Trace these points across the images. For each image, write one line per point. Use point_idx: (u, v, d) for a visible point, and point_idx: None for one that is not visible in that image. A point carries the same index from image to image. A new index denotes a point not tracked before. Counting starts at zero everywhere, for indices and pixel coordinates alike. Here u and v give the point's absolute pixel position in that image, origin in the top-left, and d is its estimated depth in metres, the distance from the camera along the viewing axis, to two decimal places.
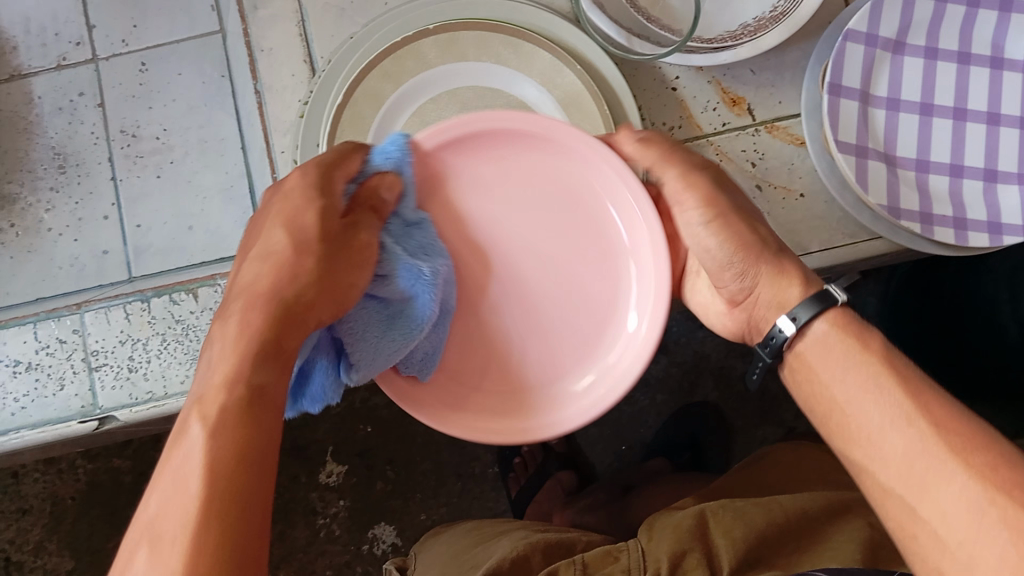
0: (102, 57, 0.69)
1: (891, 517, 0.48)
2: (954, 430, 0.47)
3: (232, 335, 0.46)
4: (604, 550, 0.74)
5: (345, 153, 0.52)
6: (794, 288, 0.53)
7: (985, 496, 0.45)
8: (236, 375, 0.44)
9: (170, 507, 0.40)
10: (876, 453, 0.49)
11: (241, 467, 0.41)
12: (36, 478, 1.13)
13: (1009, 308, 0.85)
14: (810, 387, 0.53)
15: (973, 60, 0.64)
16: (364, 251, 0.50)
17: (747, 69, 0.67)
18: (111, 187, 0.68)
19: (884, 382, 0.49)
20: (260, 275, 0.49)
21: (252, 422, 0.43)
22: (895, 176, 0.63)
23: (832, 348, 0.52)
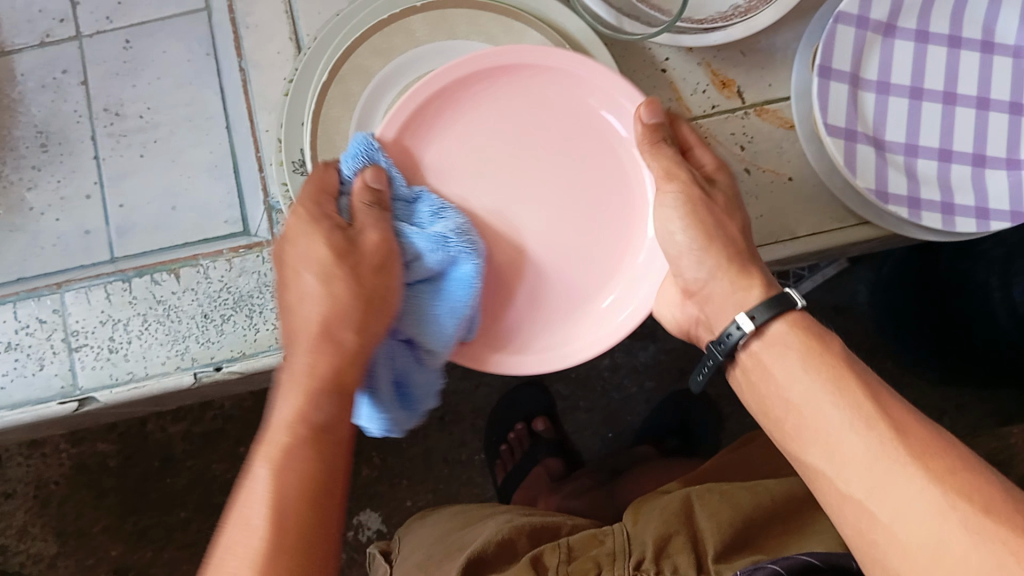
0: (86, 33, 0.68)
1: (849, 522, 0.48)
2: (914, 434, 0.47)
3: (288, 385, 0.50)
4: (589, 534, 0.74)
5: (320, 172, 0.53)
6: (755, 289, 0.55)
7: (947, 502, 0.44)
8: (298, 416, 0.48)
9: (235, 542, 0.45)
10: (833, 456, 0.48)
11: (306, 506, 0.46)
12: (20, 462, 1.11)
13: (1000, 294, 0.84)
14: (763, 387, 0.53)
15: (964, 44, 0.63)
16: (384, 249, 0.51)
17: (738, 51, 0.67)
18: (95, 166, 0.67)
19: (843, 384, 0.49)
20: (303, 318, 0.52)
21: (317, 454, 0.48)
22: (884, 160, 0.62)
23: (788, 347, 0.52)
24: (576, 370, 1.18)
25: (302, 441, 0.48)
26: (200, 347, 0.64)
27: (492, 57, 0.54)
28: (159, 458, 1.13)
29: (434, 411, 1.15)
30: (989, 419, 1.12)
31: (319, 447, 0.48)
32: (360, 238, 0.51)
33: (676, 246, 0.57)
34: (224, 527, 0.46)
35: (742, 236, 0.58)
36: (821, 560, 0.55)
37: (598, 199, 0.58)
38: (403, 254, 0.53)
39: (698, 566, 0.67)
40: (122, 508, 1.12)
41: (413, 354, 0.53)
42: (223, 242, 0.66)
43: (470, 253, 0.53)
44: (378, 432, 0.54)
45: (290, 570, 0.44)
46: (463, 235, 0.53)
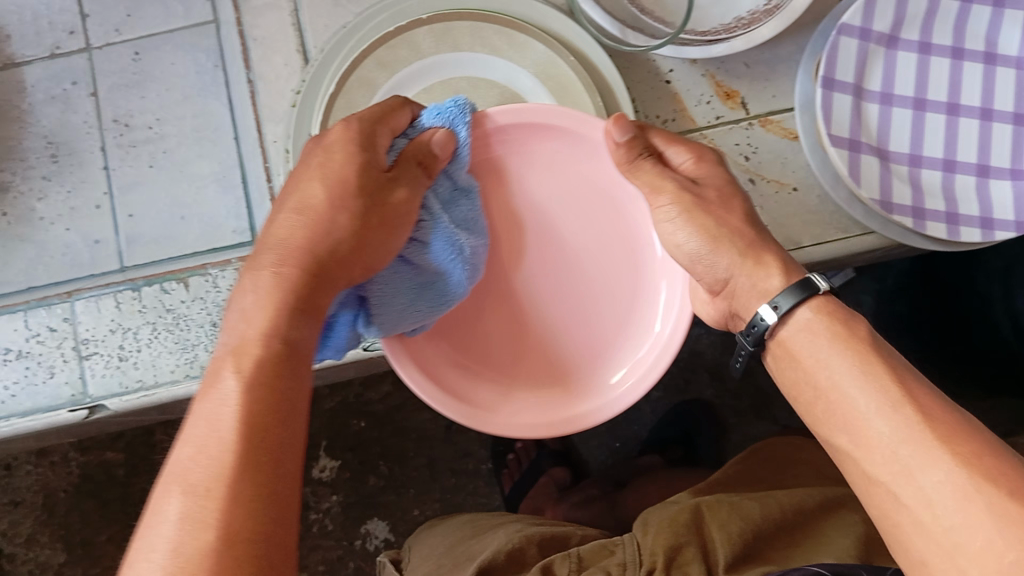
0: (95, 46, 0.69)
1: (875, 503, 0.48)
2: (939, 418, 0.47)
3: (265, 290, 0.48)
4: (599, 543, 0.74)
5: (393, 107, 0.53)
6: (776, 277, 0.54)
7: (973, 483, 0.44)
8: (271, 327, 0.47)
9: (204, 449, 0.42)
10: (860, 440, 0.48)
11: (274, 417, 0.44)
12: (29, 470, 1.12)
13: (1003, 305, 0.85)
14: (792, 373, 0.53)
15: (966, 55, 0.64)
16: (401, 209, 0.51)
17: (741, 63, 0.67)
18: (104, 176, 0.68)
19: (871, 366, 0.49)
20: (290, 227, 0.50)
21: (281, 372, 0.46)
22: (887, 170, 0.63)
23: (815, 333, 0.52)
24: None
25: (271, 355, 0.46)
26: (208, 355, 0.65)
27: (521, 114, 0.55)
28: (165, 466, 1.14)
29: (440, 420, 1.15)
30: None
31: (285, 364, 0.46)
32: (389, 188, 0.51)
33: (685, 254, 0.57)
34: (189, 426, 0.44)
35: (749, 224, 0.57)
36: (829, 571, 0.56)
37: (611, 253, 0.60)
38: (416, 229, 0.53)
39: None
40: (129, 516, 1.13)
41: (362, 312, 0.54)
42: (232, 250, 0.67)
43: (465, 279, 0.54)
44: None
45: (257, 490, 0.42)
46: (469, 258, 0.54)
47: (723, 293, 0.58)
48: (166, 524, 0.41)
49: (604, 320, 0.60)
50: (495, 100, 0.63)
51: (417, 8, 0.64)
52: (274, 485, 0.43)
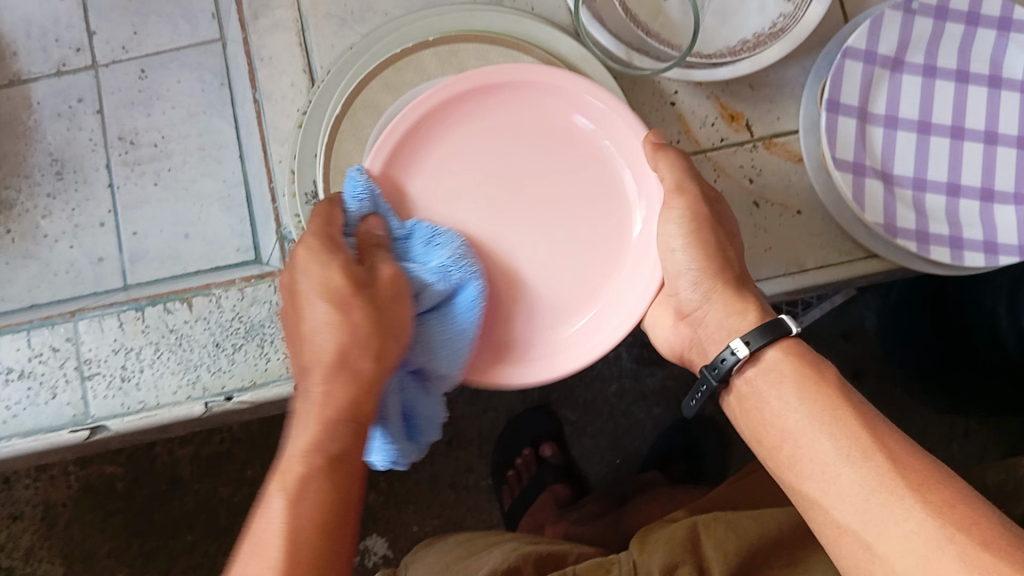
0: (101, 63, 0.70)
1: (847, 554, 0.47)
2: (910, 464, 0.46)
3: (310, 411, 0.47)
4: (596, 561, 0.73)
5: (325, 210, 0.51)
6: (750, 314, 0.56)
7: (944, 533, 0.43)
8: (314, 444, 0.47)
9: (253, 569, 0.44)
10: (832, 489, 0.48)
11: (322, 539, 0.45)
12: (28, 484, 1.12)
13: (1007, 322, 0.84)
14: (756, 418, 0.53)
15: (971, 78, 0.64)
16: (393, 283, 0.49)
17: (746, 85, 0.67)
18: (108, 194, 0.68)
19: (839, 415, 0.49)
20: (314, 346, 0.48)
21: (342, 483, 0.47)
22: (892, 194, 0.63)
23: (784, 377, 0.52)
24: (583, 395, 1.18)
25: (317, 468, 0.46)
26: (211, 376, 0.64)
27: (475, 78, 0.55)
28: (166, 480, 1.13)
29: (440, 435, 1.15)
30: (998, 448, 1.11)
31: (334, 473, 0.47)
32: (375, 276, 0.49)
33: (675, 262, 0.57)
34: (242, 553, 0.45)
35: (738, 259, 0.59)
36: None
37: (587, 224, 0.57)
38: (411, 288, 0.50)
39: None
40: (129, 530, 1.12)
41: (419, 385, 0.52)
42: (234, 270, 0.66)
43: (474, 275, 0.51)
44: (385, 466, 0.52)
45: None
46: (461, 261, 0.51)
47: (690, 318, 0.60)
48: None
49: (577, 293, 0.57)
50: None
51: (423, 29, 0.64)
52: None
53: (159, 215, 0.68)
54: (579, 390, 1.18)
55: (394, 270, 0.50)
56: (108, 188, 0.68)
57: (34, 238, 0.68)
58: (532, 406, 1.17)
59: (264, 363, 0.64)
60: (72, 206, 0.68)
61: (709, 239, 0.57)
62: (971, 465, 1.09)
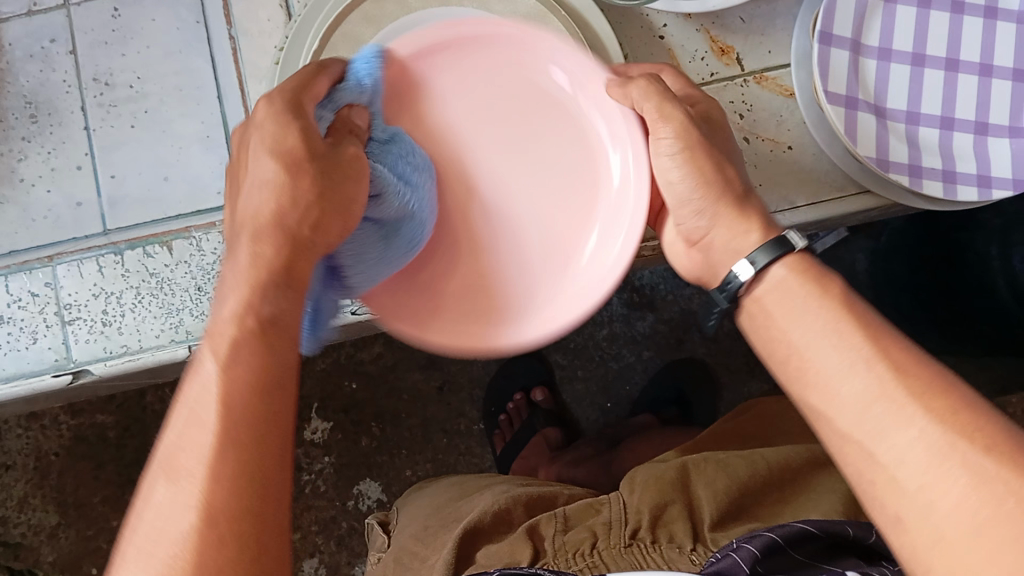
0: (73, 0, 0.67)
1: (848, 463, 0.46)
2: (914, 373, 0.44)
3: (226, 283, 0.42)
4: (587, 503, 0.73)
5: (310, 75, 0.47)
6: (753, 233, 0.52)
7: (946, 440, 0.42)
8: (245, 307, 0.41)
9: (188, 432, 0.39)
10: (833, 399, 0.46)
11: (250, 408, 0.39)
12: (19, 434, 1.12)
13: (1000, 263, 0.85)
14: (768, 332, 0.51)
15: (967, 9, 0.62)
16: (356, 163, 0.44)
17: (737, 17, 0.66)
18: (85, 137, 0.66)
19: (844, 326, 0.47)
20: (262, 206, 0.44)
21: (263, 349, 0.41)
22: (884, 127, 0.61)
23: (789, 287, 0.50)
24: (573, 340, 1.18)
25: (236, 350, 0.40)
26: (193, 320, 0.64)
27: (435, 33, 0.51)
28: (157, 429, 1.13)
29: (432, 380, 1.16)
30: (988, 389, 1.11)
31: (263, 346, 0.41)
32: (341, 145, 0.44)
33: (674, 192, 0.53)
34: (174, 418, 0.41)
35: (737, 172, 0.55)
36: (818, 528, 0.55)
37: (558, 172, 0.55)
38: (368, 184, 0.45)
39: (694, 533, 0.67)
40: (122, 478, 1.13)
41: (333, 283, 0.47)
42: (214, 214, 0.65)
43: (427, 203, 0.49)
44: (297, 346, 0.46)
45: (244, 475, 0.38)
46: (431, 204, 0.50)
47: (699, 244, 0.55)
48: (160, 509, 0.38)
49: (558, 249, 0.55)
50: None
51: None
52: (252, 498, 0.38)
53: (138, 157, 0.66)
54: (570, 335, 1.17)
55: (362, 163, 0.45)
56: (84, 132, 0.66)
57: (8, 183, 0.66)
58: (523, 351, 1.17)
59: None
60: (48, 150, 0.66)
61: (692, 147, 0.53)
62: None
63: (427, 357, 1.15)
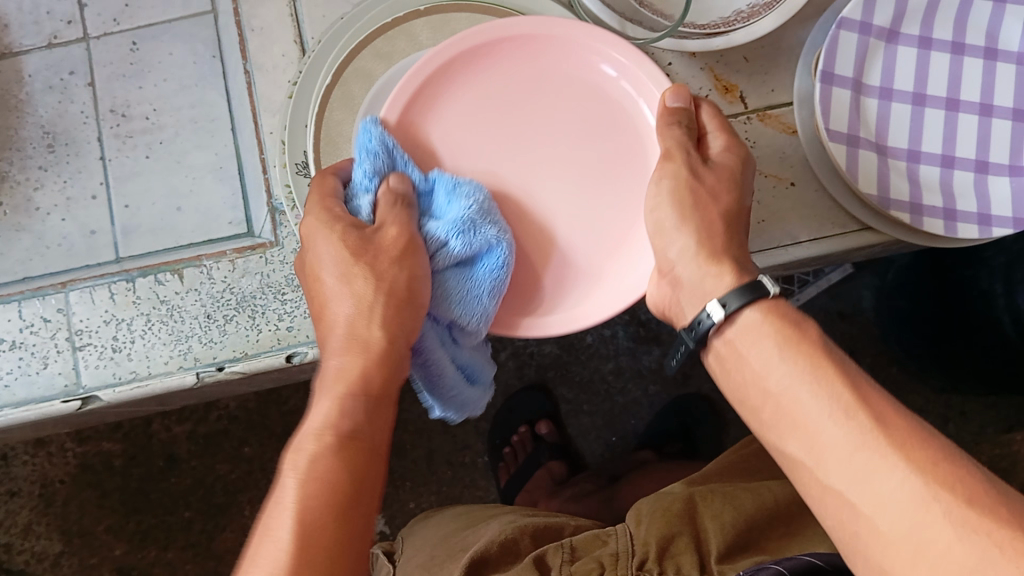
0: (93, 35, 0.69)
1: (829, 510, 0.46)
2: (892, 422, 0.45)
3: (320, 402, 0.49)
4: (593, 534, 0.74)
5: (326, 180, 0.53)
6: (727, 275, 0.53)
7: (927, 491, 0.42)
8: (327, 423, 0.48)
9: (262, 554, 0.44)
10: (811, 448, 0.46)
11: (322, 532, 0.45)
12: (26, 460, 1.12)
13: (1004, 301, 0.84)
14: (742, 376, 0.52)
15: (967, 50, 0.63)
16: (395, 246, 0.50)
17: (740, 57, 0.67)
18: (100, 167, 0.68)
19: (819, 372, 0.47)
20: (343, 320, 0.51)
21: (340, 464, 0.47)
22: (885, 165, 0.62)
23: (767, 334, 0.50)
24: (579, 373, 1.17)
25: (320, 465, 0.47)
26: (202, 347, 0.64)
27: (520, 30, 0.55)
28: (163, 458, 1.14)
29: (437, 413, 1.16)
30: (995, 428, 1.11)
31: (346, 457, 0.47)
32: (373, 233, 0.50)
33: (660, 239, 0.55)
34: (255, 540, 0.46)
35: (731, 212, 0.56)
36: (824, 561, 0.55)
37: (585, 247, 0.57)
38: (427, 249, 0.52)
39: (700, 565, 0.67)
40: (127, 506, 1.13)
41: (452, 340, 0.54)
42: (226, 242, 0.66)
43: (497, 236, 0.52)
44: (452, 416, 0.57)
45: None
46: (483, 217, 0.51)
47: (669, 277, 0.55)
48: None
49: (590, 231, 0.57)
50: None
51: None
52: None
53: (152, 187, 0.67)
54: (575, 367, 1.17)
55: (406, 241, 0.50)
56: (99, 162, 0.68)
57: (25, 212, 0.67)
58: (527, 384, 1.17)
59: (254, 334, 0.64)
60: (64, 180, 0.68)
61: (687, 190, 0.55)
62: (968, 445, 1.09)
63: None
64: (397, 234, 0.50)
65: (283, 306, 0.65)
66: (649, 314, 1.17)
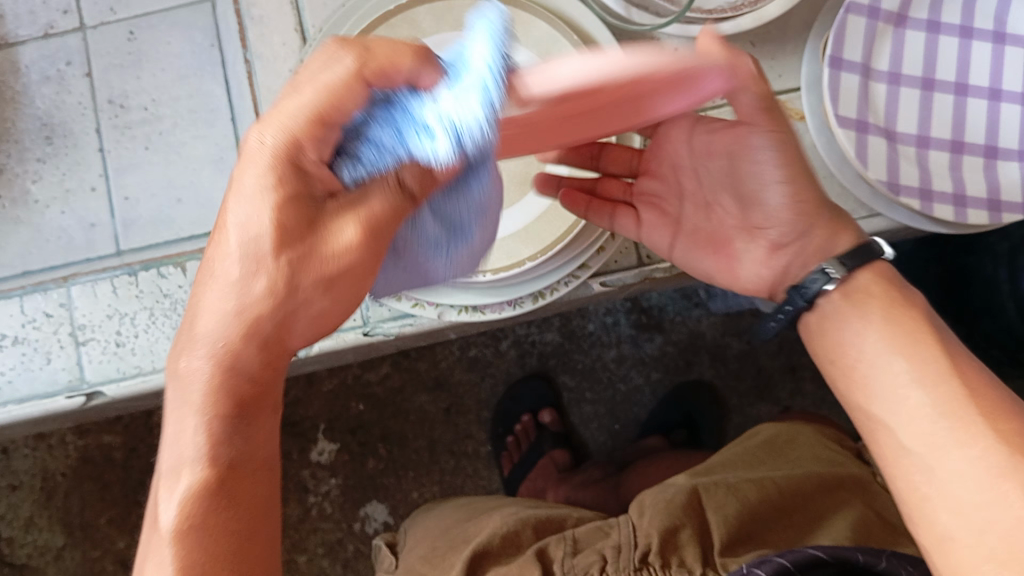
0: (89, 25, 0.68)
1: (903, 478, 0.47)
2: (981, 394, 0.46)
3: (176, 405, 0.41)
4: (596, 525, 0.74)
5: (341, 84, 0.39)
6: (842, 238, 0.53)
7: (1011, 461, 0.43)
8: (213, 441, 0.40)
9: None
10: (897, 416, 0.48)
11: (227, 552, 0.39)
12: (26, 454, 1.12)
13: (1009, 287, 0.84)
14: (831, 345, 0.53)
15: (975, 34, 0.63)
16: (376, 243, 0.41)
17: (747, 42, 0.66)
18: (99, 158, 0.67)
19: (915, 340, 0.49)
20: (243, 290, 0.41)
21: (237, 489, 0.40)
22: (895, 151, 0.62)
23: (870, 297, 0.51)
24: (581, 361, 1.17)
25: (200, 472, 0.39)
26: None
27: None
28: None
29: (439, 402, 1.15)
30: None
31: (230, 486, 0.40)
32: (325, 227, 0.40)
33: (763, 197, 0.54)
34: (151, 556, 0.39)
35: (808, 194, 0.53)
36: (829, 552, 0.54)
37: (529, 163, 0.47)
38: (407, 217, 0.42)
39: (704, 559, 0.68)
40: (128, 499, 1.12)
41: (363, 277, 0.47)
42: None
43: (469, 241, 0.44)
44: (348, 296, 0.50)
45: None
46: (461, 232, 0.43)
47: (782, 253, 0.55)
48: None
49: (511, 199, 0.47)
50: None
51: None
52: None
53: (153, 178, 0.66)
54: (578, 356, 1.17)
55: (368, 219, 0.40)
56: (98, 153, 0.67)
57: (23, 204, 0.66)
58: (531, 373, 1.17)
59: None
60: (63, 171, 0.67)
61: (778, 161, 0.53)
62: None
63: (435, 378, 1.15)
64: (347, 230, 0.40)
65: None
66: (652, 301, 1.16)
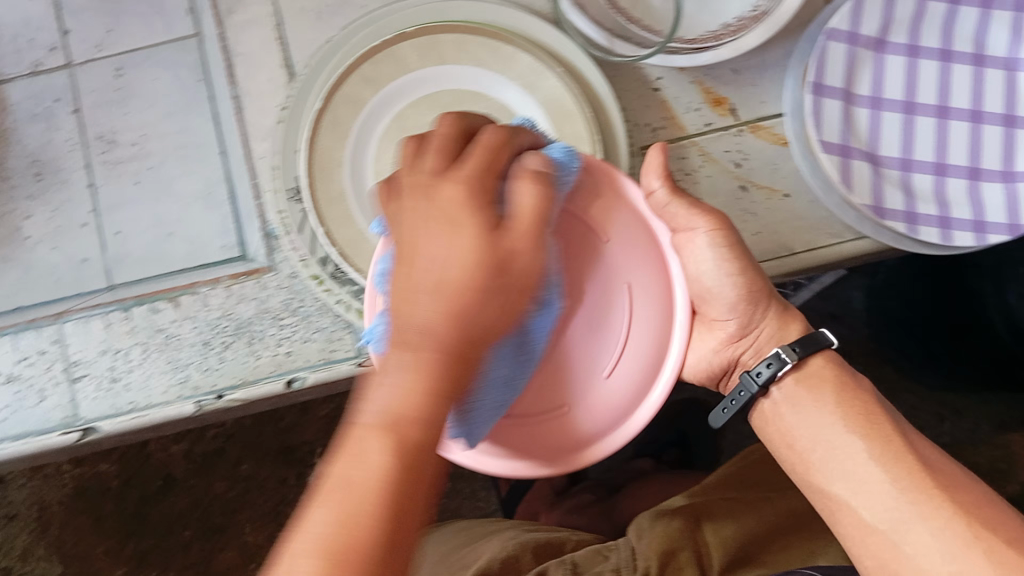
0: (77, 63, 0.69)
1: (872, 551, 0.53)
2: (934, 467, 0.54)
3: (396, 381, 0.42)
4: (594, 550, 0.75)
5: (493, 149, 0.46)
6: (793, 327, 0.60)
7: (953, 518, 0.51)
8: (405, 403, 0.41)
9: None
10: (860, 494, 0.54)
11: (386, 500, 0.40)
12: (22, 485, 1.12)
13: (995, 300, 0.86)
14: (785, 429, 0.58)
15: (954, 57, 0.64)
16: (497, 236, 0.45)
17: (728, 70, 0.67)
18: (90, 195, 0.67)
19: (871, 418, 0.55)
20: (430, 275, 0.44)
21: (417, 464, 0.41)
22: (879, 175, 0.63)
23: (823, 383, 0.57)
24: None
25: (425, 433, 0.41)
26: (201, 375, 0.64)
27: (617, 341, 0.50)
28: (160, 478, 1.13)
29: None
30: (990, 425, 1.10)
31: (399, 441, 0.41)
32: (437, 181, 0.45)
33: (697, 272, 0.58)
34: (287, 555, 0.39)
35: (748, 283, 0.57)
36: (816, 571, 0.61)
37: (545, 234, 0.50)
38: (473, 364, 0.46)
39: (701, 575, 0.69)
40: (124, 528, 1.12)
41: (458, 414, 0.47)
42: (221, 267, 0.66)
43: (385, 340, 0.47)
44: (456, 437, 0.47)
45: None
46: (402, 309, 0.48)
47: (735, 340, 0.61)
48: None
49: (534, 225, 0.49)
50: (482, 114, 0.62)
51: (403, 21, 0.63)
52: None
53: (144, 214, 0.67)
54: None
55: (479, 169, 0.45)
56: (90, 190, 0.67)
57: (14, 241, 0.67)
58: None
59: (254, 362, 0.64)
60: (53, 207, 0.67)
61: (741, 248, 0.57)
62: (963, 443, 1.08)
63: None
64: (529, 259, 0.45)
65: (281, 332, 0.64)
66: None
